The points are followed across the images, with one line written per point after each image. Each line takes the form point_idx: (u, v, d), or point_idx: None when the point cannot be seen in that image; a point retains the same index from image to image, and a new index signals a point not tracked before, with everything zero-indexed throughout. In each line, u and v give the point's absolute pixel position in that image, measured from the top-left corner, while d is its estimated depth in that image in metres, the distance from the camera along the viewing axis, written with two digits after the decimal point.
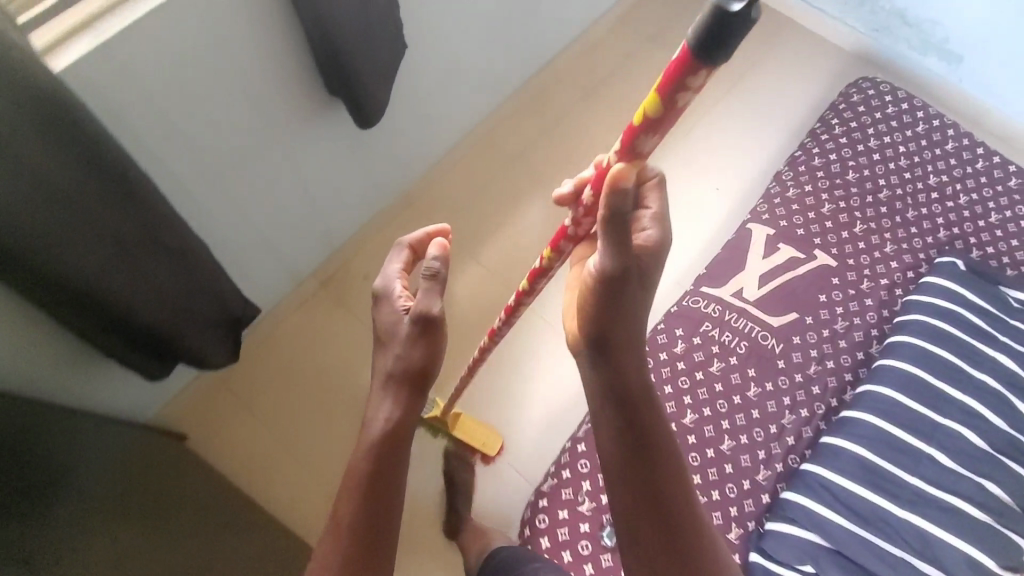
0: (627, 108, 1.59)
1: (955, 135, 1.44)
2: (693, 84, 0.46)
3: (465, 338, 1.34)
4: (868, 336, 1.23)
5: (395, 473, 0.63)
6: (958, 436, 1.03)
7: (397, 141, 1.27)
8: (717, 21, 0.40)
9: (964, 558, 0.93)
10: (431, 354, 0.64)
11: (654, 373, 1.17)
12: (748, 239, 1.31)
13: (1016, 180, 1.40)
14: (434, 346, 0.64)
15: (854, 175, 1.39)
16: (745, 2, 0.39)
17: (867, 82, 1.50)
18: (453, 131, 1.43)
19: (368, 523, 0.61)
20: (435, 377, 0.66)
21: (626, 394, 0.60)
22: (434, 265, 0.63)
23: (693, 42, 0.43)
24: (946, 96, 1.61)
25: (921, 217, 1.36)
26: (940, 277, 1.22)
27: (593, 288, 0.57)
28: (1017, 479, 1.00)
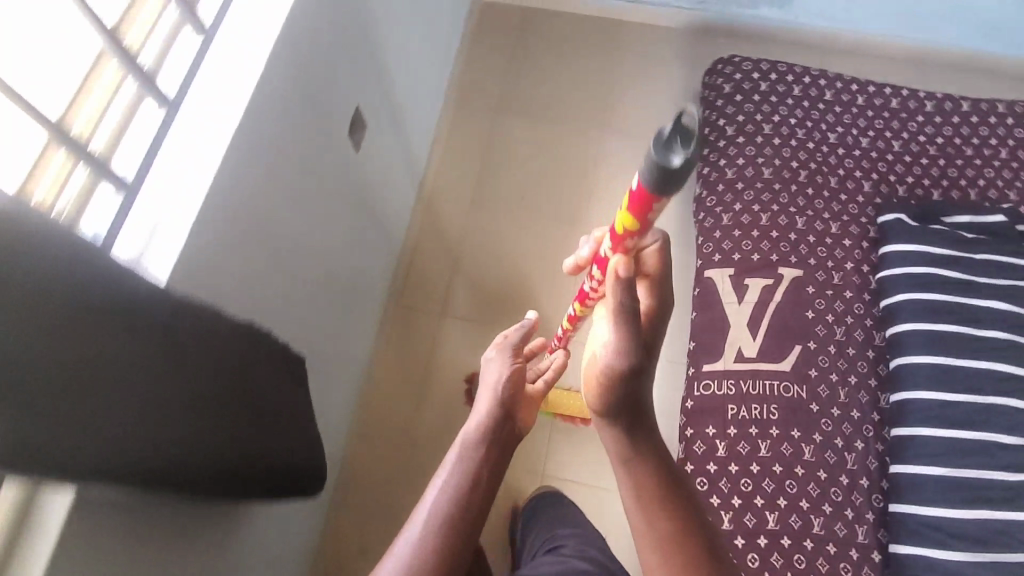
0: (520, 193, 1.46)
1: (826, 82, 1.42)
2: (660, 205, 0.51)
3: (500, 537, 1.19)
4: (867, 329, 1.20)
5: (488, 472, 0.73)
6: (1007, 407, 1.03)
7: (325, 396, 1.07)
8: (665, 170, 0.45)
9: None
10: (515, 388, 0.81)
11: (714, 491, 1.07)
12: (715, 289, 1.23)
13: (895, 100, 1.42)
14: (517, 381, 0.82)
15: (769, 168, 1.32)
16: (684, 154, 0.44)
17: (727, 65, 1.43)
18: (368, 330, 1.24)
19: (462, 510, 0.68)
20: (519, 410, 0.81)
21: (653, 457, 0.63)
22: (526, 325, 0.89)
23: (647, 183, 0.47)
24: (791, 35, 1.61)
25: (843, 178, 1.33)
26: (899, 243, 1.20)
27: (613, 364, 0.59)
28: None
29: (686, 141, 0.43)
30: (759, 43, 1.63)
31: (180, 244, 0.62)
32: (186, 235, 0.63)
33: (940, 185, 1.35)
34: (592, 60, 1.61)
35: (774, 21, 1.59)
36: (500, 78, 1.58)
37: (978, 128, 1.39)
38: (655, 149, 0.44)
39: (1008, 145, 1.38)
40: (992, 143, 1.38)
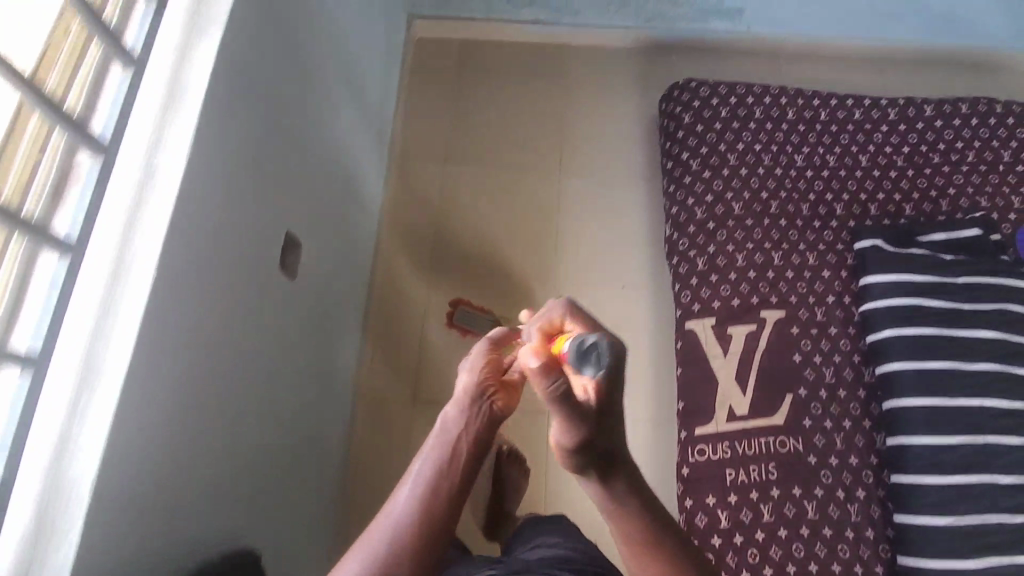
0: (481, 250, 1.39)
1: (787, 99, 1.36)
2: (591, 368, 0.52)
3: None
4: (855, 366, 1.16)
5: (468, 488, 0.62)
6: (999, 443, 1.01)
7: (293, 515, 1.03)
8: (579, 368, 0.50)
9: None
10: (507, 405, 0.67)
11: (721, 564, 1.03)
12: (699, 342, 1.18)
13: (857, 111, 1.36)
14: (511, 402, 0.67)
15: (738, 202, 1.27)
16: (596, 363, 0.48)
17: (683, 92, 1.36)
18: (333, 427, 1.18)
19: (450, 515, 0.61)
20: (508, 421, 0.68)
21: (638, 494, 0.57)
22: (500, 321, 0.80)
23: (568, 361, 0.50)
24: (744, 44, 1.53)
25: (814, 203, 1.29)
26: (879, 273, 1.16)
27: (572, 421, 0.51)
28: None
29: (599, 358, 0.48)
30: (713, 54, 1.55)
31: (95, 467, 0.54)
32: (101, 455, 0.55)
33: (911, 198, 1.31)
34: (542, 96, 1.53)
35: (726, 31, 1.50)
36: (442, 128, 1.49)
37: (942, 131, 1.35)
38: (574, 351, 0.49)
39: (975, 147, 1.34)
40: (960, 146, 1.34)
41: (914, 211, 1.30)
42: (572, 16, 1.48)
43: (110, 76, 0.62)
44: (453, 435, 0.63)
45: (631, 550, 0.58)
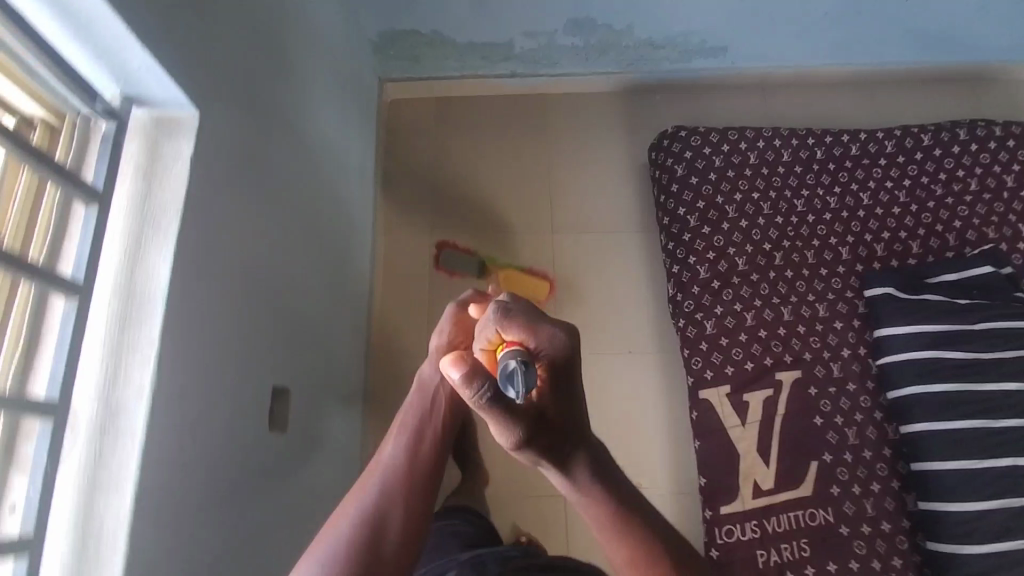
0: None
1: (781, 140, 1.31)
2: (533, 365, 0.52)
3: None
4: (878, 423, 1.12)
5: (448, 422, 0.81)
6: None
7: None
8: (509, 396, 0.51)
9: None
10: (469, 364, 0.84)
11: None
12: (715, 412, 1.12)
13: (854, 146, 1.32)
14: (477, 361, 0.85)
15: (741, 256, 1.22)
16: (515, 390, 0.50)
17: (674, 142, 1.31)
18: None
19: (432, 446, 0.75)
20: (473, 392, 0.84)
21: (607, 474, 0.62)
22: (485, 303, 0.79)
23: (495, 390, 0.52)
24: (731, 80, 1.48)
25: (819, 250, 1.24)
26: (894, 325, 1.12)
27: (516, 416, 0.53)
28: None
29: (515, 386, 0.49)
30: (699, 92, 1.49)
31: None
32: None
33: (917, 234, 1.27)
34: (526, 151, 1.46)
35: (710, 68, 1.45)
36: (424, 195, 1.42)
37: (942, 159, 1.31)
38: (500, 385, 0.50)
39: (978, 174, 1.30)
40: (961, 175, 1.30)
41: (921, 248, 1.26)
42: (552, 66, 1.41)
43: (52, 299, 0.56)
44: (430, 394, 0.82)
45: (600, 529, 0.63)
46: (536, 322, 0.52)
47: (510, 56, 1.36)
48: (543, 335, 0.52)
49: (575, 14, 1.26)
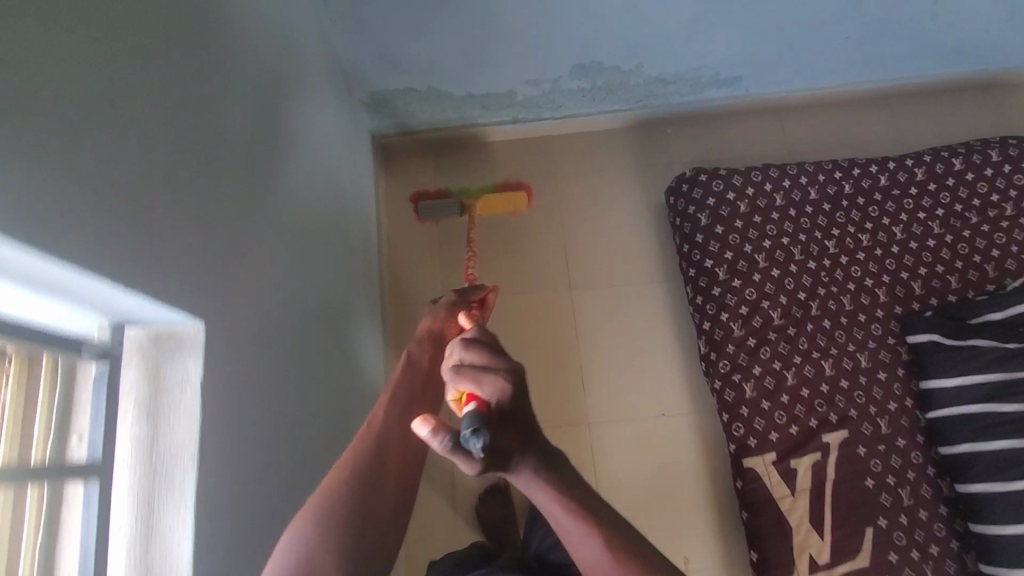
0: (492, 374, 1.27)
1: (806, 177, 1.24)
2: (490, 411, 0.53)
3: None
4: (929, 478, 1.08)
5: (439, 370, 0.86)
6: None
7: None
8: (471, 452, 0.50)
9: None
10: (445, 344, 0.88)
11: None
12: (763, 484, 1.07)
13: (883, 177, 1.25)
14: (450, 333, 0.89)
15: (775, 309, 1.16)
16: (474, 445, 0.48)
17: (696, 188, 1.23)
18: None
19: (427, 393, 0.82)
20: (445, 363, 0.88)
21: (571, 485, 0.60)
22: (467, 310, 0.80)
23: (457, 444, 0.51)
24: (745, 108, 1.40)
25: (856, 295, 1.18)
26: (944, 377, 1.07)
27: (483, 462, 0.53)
28: None
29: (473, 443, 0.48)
30: (714, 122, 1.40)
31: None
32: None
33: (955, 267, 1.21)
34: (536, 200, 1.36)
35: (724, 97, 1.37)
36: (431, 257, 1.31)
37: (975, 184, 1.24)
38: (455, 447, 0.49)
39: (1013, 198, 1.23)
40: (994, 200, 1.23)
41: (961, 283, 1.19)
42: (555, 109, 1.32)
43: None
44: (421, 368, 0.84)
45: (554, 517, 0.59)
46: (482, 374, 0.55)
47: (512, 103, 1.27)
48: (488, 382, 0.55)
49: (582, 56, 1.17)
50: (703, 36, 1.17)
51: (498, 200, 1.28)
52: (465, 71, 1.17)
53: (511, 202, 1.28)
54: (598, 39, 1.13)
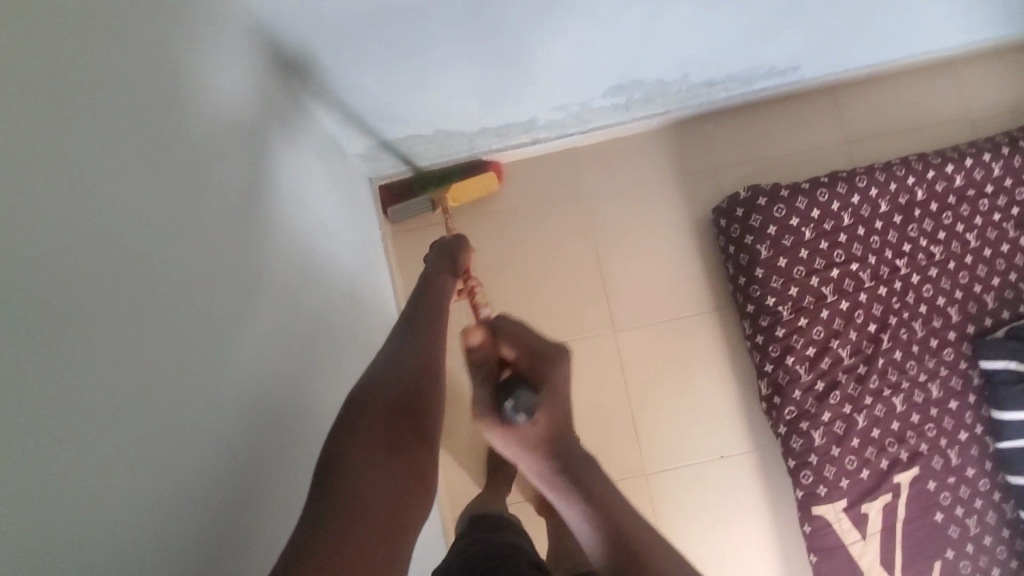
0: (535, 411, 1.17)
1: (875, 188, 1.10)
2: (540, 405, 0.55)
3: None
4: (995, 503, 1.06)
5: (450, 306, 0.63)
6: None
7: None
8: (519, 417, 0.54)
9: None
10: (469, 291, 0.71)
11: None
12: (833, 530, 1.06)
13: (959, 177, 1.11)
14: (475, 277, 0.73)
15: (844, 347, 1.07)
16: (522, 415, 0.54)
17: (753, 214, 1.09)
18: None
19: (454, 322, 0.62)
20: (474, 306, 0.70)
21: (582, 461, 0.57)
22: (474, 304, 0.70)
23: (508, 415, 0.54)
24: (796, 94, 1.20)
25: (929, 319, 1.09)
26: (1020, 410, 1.02)
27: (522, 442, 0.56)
28: None
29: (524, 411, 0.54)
30: (761, 114, 1.21)
31: None
32: None
33: None
34: (567, 228, 1.19)
35: (775, 88, 1.16)
36: None
37: None
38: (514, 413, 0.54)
39: None
40: None
41: None
42: (581, 124, 1.11)
43: None
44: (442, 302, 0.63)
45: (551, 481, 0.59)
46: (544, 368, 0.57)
47: (532, 127, 1.08)
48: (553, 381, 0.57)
49: (620, 77, 0.97)
50: (762, 40, 0.97)
51: (463, 182, 1.13)
52: (480, 107, 0.97)
53: (482, 183, 1.14)
54: (640, 59, 0.93)
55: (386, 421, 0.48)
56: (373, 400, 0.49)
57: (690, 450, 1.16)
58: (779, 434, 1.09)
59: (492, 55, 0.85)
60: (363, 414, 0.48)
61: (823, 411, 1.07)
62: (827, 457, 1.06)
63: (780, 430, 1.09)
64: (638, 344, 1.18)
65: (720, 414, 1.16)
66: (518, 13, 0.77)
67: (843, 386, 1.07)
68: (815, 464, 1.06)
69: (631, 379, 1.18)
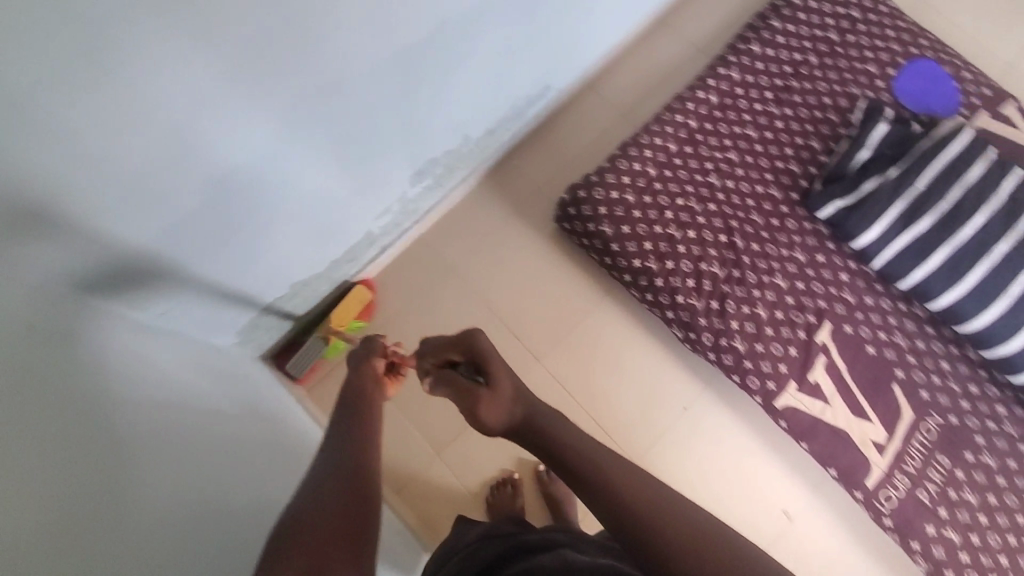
0: (512, 462, 1.22)
1: (658, 137, 1.29)
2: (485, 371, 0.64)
3: None
4: (903, 312, 1.19)
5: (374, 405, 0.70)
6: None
7: None
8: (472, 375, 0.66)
9: None
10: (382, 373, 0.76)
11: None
12: (802, 410, 1.13)
13: (712, 96, 1.32)
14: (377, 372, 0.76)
15: (713, 263, 1.21)
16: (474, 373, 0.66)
17: (582, 206, 1.25)
18: None
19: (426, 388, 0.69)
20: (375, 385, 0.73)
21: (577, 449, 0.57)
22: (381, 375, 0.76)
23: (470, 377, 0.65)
24: (563, 106, 1.41)
25: (760, 206, 1.25)
26: (865, 233, 1.16)
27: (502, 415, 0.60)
28: None
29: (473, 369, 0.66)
30: (546, 133, 1.41)
31: None
32: None
33: (812, 131, 1.30)
34: (453, 299, 1.30)
35: (543, 108, 1.36)
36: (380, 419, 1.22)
37: (778, 56, 1.35)
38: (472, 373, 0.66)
39: (808, 46, 1.35)
40: (799, 58, 1.35)
41: (822, 141, 1.29)
42: (412, 214, 1.26)
43: None
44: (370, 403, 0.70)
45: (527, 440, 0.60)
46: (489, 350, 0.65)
47: (373, 239, 1.22)
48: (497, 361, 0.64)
49: (414, 165, 1.13)
50: (502, 83, 1.14)
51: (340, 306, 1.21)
52: (320, 247, 1.09)
53: (354, 299, 1.23)
54: (421, 144, 1.09)
55: (333, 539, 0.48)
56: (310, 525, 0.49)
57: (656, 414, 1.23)
58: (712, 359, 1.19)
59: (304, 206, 0.97)
60: (309, 534, 0.48)
61: (730, 321, 1.17)
62: (756, 355, 1.16)
63: (710, 355, 1.18)
64: (563, 356, 1.27)
65: (660, 373, 1.26)
66: (300, 169, 0.90)
67: (730, 293, 1.19)
68: (750, 367, 1.16)
69: (573, 388, 1.25)
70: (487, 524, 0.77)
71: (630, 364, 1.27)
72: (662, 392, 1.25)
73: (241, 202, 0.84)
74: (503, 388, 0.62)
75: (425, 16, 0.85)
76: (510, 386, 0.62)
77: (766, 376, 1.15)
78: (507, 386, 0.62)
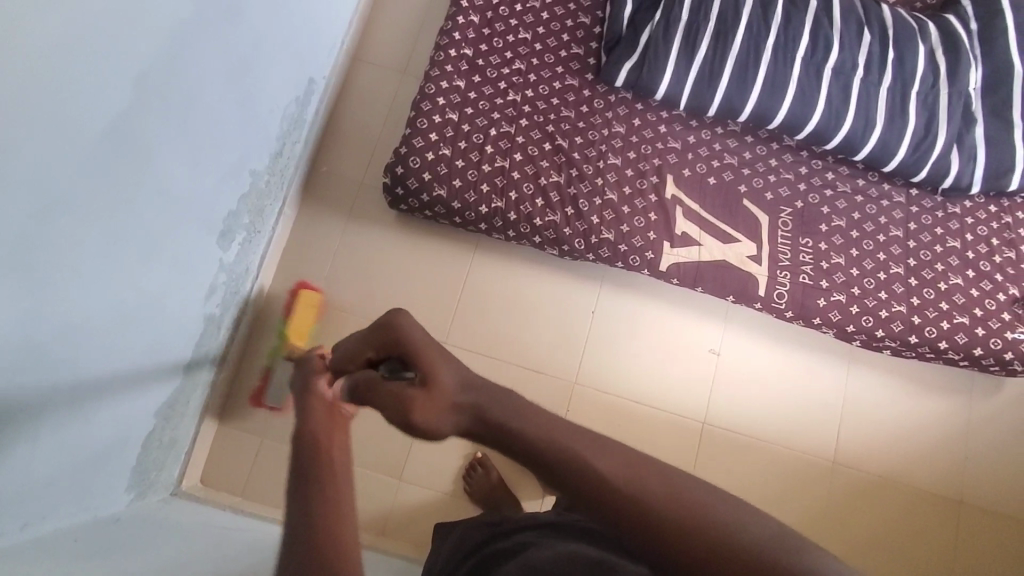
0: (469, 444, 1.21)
1: (444, 79, 1.24)
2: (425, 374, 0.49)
3: (862, 492, 1.25)
4: (722, 134, 1.27)
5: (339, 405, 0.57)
6: (840, 53, 1.21)
7: None
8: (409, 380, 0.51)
9: (925, 53, 1.23)
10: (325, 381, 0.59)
11: (873, 325, 1.20)
12: (683, 261, 1.20)
13: (472, 17, 1.28)
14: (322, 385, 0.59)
15: (551, 174, 1.21)
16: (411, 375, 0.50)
17: (408, 180, 1.18)
18: None
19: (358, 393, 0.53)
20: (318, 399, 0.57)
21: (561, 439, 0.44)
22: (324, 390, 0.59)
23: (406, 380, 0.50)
24: (337, 92, 1.32)
25: (565, 100, 1.26)
26: (662, 81, 1.20)
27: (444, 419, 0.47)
28: (846, 16, 1.23)
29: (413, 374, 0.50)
30: (335, 128, 1.33)
31: None
32: None
33: (577, 10, 1.31)
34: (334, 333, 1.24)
35: (319, 103, 1.26)
36: None
37: None
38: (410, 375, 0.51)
39: None
40: None
41: (589, 14, 1.31)
42: (244, 273, 1.16)
43: None
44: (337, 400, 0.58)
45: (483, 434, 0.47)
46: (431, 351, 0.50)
47: (217, 319, 1.11)
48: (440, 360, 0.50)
49: (218, 227, 1.02)
50: (263, 101, 1.03)
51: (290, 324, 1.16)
52: (158, 361, 0.96)
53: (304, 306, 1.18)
54: (208, 206, 0.97)
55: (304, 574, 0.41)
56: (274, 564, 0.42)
57: (572, 330, 1.27)
58: (592, 258, 1.22)
59: (113, 335, 0.83)
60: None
61: (593, 217, 1.19)
62: (627, 235, 1.19)
63: (590, 256, 1.21)
64: (467, 323, 1.26)
65: (559, 291, 1.28)
66: (84, 308, 0.75)
67: (580, 192, 1.20)
68: (627, 248, 1.19)
69: (490, 347, 1.25)
70: (458, 529, 0.77)
71: (529, 297, 1.28)
72: (566, 308, 1.28)
73: (36, 379, 0.70)
74: (444, 382, 0.48)
75: (129, 83, 0.69)
76: (451, 376, 0.49)
77: (642, 250, 1.19)
78: (446, 381, 0.48)
